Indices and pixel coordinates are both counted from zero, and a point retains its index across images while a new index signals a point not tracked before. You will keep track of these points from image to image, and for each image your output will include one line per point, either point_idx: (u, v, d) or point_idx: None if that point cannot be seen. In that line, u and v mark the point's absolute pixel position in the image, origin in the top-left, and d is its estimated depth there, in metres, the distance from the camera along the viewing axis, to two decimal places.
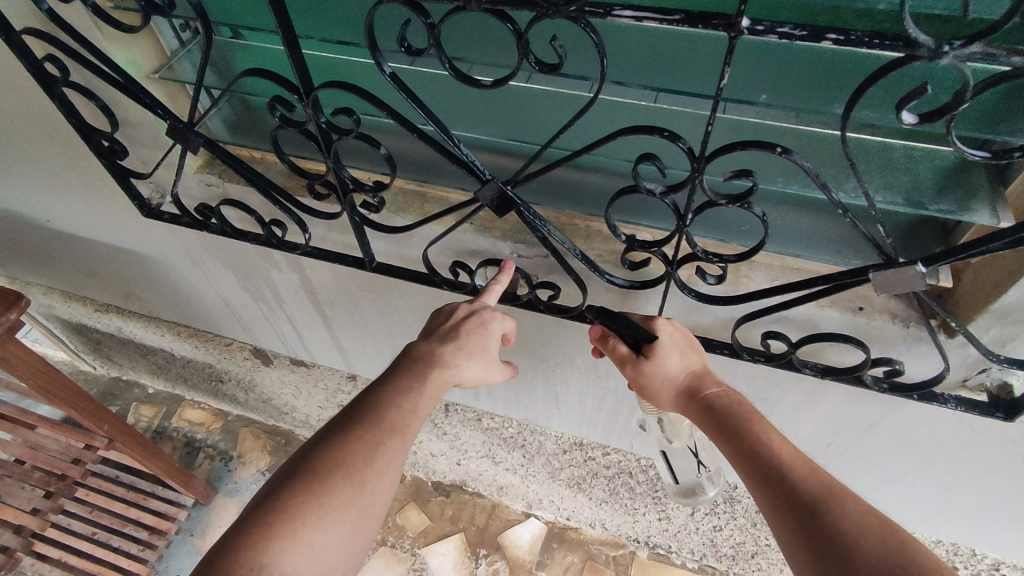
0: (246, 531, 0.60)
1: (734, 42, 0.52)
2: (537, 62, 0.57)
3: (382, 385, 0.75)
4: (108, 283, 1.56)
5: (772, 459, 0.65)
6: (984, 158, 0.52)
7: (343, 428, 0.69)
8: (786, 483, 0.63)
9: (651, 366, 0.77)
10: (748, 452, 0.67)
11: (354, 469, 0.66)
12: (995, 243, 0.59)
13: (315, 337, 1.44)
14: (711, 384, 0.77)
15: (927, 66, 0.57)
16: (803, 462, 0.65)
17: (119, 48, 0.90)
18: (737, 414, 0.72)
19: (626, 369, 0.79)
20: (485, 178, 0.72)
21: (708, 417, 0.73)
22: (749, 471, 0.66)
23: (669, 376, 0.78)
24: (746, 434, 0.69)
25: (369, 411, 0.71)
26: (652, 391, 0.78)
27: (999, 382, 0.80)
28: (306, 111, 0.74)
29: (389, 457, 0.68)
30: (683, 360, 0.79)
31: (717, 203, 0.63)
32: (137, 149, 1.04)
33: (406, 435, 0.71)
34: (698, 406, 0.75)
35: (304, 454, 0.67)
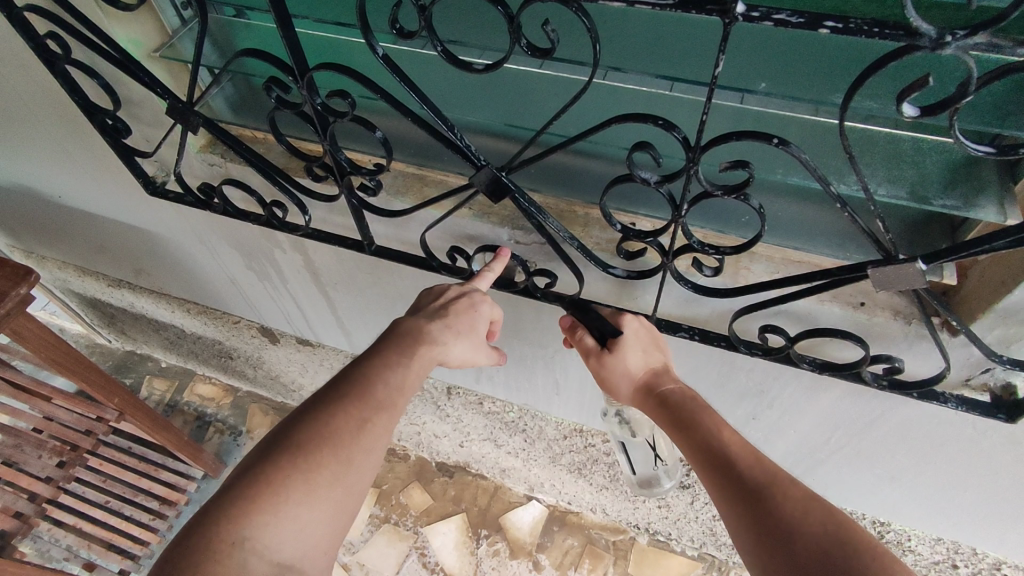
0: (227, 504, 0.61)
1: (728, 28, 0.50)
2: (530, 46, 0.56)
3: (373, 359, 0.75)
4: (119, 259, 1.58)
5: (721, 452, 0.66)
6: (990, 154, 0.50)
7: (328, 402, 0.69)
8: (734, 474, 0.63)
9: (612, 361, 0.79)
10: (699, 444, 0.68)
11: (340, 445, 0.66)
12: (998, 243, 0.57)
13: (320, 318, 1.45)
14: (669, 381, 0.77)
15: (931, 57, 0.55)
16: (753, 454, 0.65)
17: (121, 26, 0.89)
18: (689, 410, 0.73)
19: (590, 361, 0.81)
20: (480, 163, 0.71)
21: (663, 413, 0.75)
22: (699, 462, 0.67)
23: (629, 369, 0.79)
24: (698, 426, 0.70)
25: (357, 387, 0.71)
26: (612, 381, 0.80)
27: (1002, 382, 0.77)
28: (302, 93, 0.73)
29: (377, 434, 0.69)
30: (646, 357, 0.80)
31: (712, 194, 0.62)
32: (141, 128, 1.05)
33: (394, 411, 0.71)
34: (653, 401, 0.76)
35: (287, 428, 0.68)
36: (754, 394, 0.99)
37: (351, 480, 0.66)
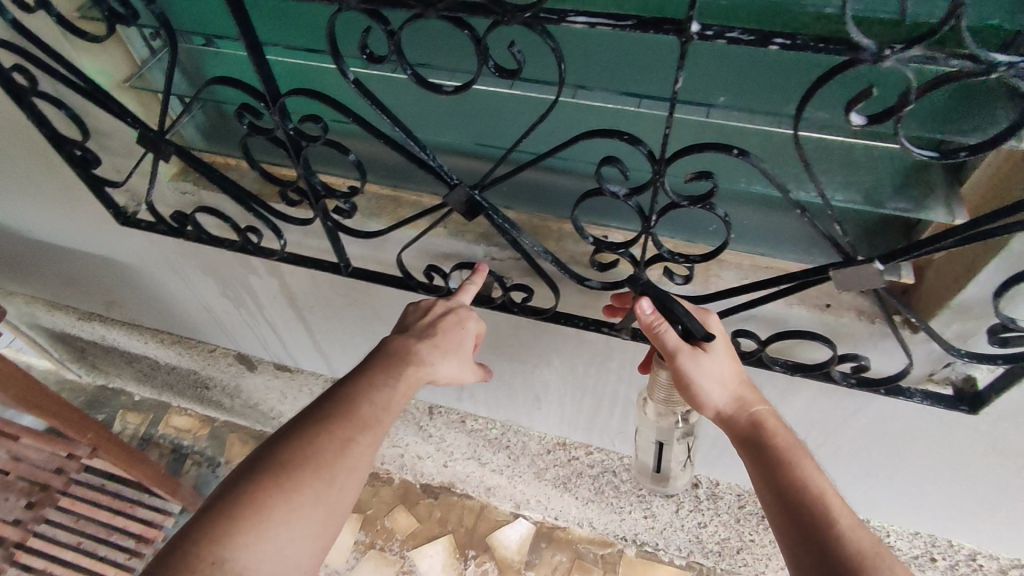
0: (208, 524, 0.61)
1: (685, 46, 0.53)
2: (497, 68, 0.58)
3: (357, 376, 0.75)
4: (90, 291, 1.56)
5: (821, 504, 0.65)
6: (934, 158, 0.53)
7: (313, 420, 0.69)
8: (833, 530, 0.63)
9: (707, 362, 0.71)
10: (798, 487, 0.66)
11: (323, 464, 0.66)
12: (946, 241, 0.61)
13: (298, 343, 1.44)
14: (759, 401, 0.74)
15: (872, 69, 0.58)
16: (850, 512, 0.65)
17: (89, 58, 0.89)
18: (783, 445, 0.70)
19: (679, 358, 0.70)
20: (454, 183, 0.73)
21: (753, 438, 0.71)
22: (794, 507, 0.65)
23: (722, 374, 0.72)
24: (798, 468, 0.68)
25: (342, 404, 0.71)
26: (701, 386, 0.71)
27: (963, 374, 0.80)
28: (274, 119, 0.74)
29: (361, 453, 0.68)
30: (736, 367, 0.74)
31: (679, 204, 0.65)
32: (111, 158, 1.04)
33: (379, 431, 0.71)
34: (745, 423, 0.72)
35: (270, 447, 0.67)
36: None
37: (335, 500, 0.66)
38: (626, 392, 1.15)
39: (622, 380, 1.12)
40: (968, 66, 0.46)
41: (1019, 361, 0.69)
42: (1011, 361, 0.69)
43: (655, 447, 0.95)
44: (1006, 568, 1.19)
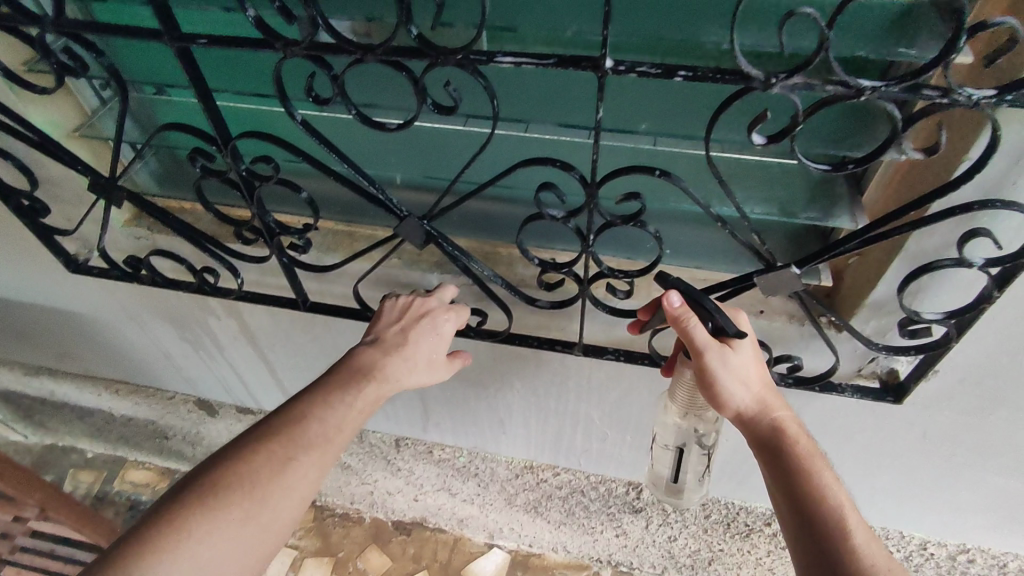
0: (132, 540, 0.62)
1: (602, 80, 0.58)
2: (435, 105, 0.64)
3: (310, 393, 0.75)
4: (40, 343, 1.54)
5: (836, 519, 0.62)
6: (826, 171, 0.60)
7: (256, 438, 0.70)
8: (847, 547, 0.61)
9: (735, 361, 0.68)
10: (816, 496, 0.64)
11: (255, 484, 0.67)
12: (847, 246, 0.68)
13: (260, 384, 1.43)
14: (782, 406, 0.70)
15: (765, 96, 0.65)
16: (865, 528, 0.62)
17: (37, 109, 0.91)
18: (805, 452, 0.67)
19: (706, 356, 0.67)
20: (403, 214, 0.77)
21: (772, 445, 0.68)
22: (809, 516, 0.63)
23: (746, 374, 0.69)
24: (817, 476, 0.65)
25: (289, 423, 0.72)
26: (723, 385, 0.68)
27: (887, 368, 0.88)
28: (226, 161, 0.78)
29: (300, 473, 0.69)
30: (762, 369, 0.71)
31: (613, 224, 0.71)
32: (61, 206, 1.05)
33: (325, 451, 0.71)
34: (767, 427, 0.69)
35: (209, 465, 0.69)
36: None
37: (265, 519, 0.66)
38: (586, 409, 1.18)
39: (581, 398, 1.16)
40: (841, 91, 0.54)
41: (929, 350, 0.76)
42: (922, 351, 0.76)
43: (674, 455, 0.93)
44: (954, 554, 1.25)
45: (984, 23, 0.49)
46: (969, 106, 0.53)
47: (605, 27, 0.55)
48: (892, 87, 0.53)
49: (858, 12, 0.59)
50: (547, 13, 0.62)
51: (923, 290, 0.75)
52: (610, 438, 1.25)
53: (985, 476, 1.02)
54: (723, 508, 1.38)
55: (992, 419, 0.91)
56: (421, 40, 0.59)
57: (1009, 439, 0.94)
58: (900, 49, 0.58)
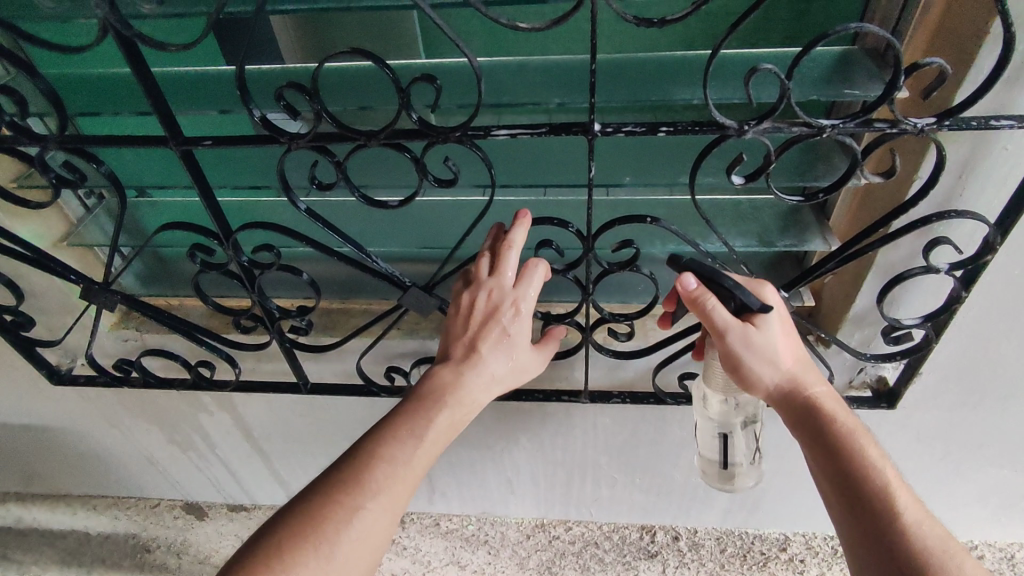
0: None
1: (592, 142, 0.64)
2: (436, 179, 0.70)
3: (376, 434, 0.74)
4: (11, 466, 1.46)
5: (886, 496, 0.65)
6: (800, 201, 0.67)
7: (323, 490, 0.69)
8: (896, 523, 0.64)
9: (759, 339, 0.70)
10: (862, 474, 0.67)
11: (321, 541, 0.65)
12: (829, 265, 0.75)
13: (255, 479, 1.38)
14: (818, 382, 0.73)
15: (742, 142, 0.72)
16: (915, 505, 0.65)
17: (25, 224, 0.91)
18: (845, 429, 0.70)
19: (729, 337, 0.69)
20: (405, 285, 0.82)
21: (809, 421, 0.71)
22: (856, 494, 0.66)
23: (772, 351, 0.70)
24: (862, 454, 0.68)
25: (355, 471, 0.70)
26: (752, 364, 0.71)
27: (875, 376, 0.94)
28: (227, 254, 0.80)
29: (369, 523, 0.67)
30: (789, 341, 0.72)
31: (610, 271, 0.76)
32: (44, 318, 1.03)
33: (394, 494, 0.69)
34: (802, 406, 0.71)
35: (273, 524, 0.67)
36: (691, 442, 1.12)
37: None
38: (593, 456, 1.19)
39: (588, 446, 1.17)
40: (805, 131, 0.62)
41: (913, 353, 0.82)
42: (907, 356, 0.83)
43: (718, 437, 0.87)
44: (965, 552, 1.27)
45: (917, 64, 0.57)
46: (916, 133, 0.60)
47: (591, 96, 0.61)
48: (847, 123, 0.60)
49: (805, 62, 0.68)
50: (532, 85, 0.68)
51: (898, 299, 0.82)
52: (619, 482, 1.25)
53: (979, 468, 1.08)
54: (738, 539, 1.37)
55: (976, 412, 0.97)
56: (421, 122, 0.65)
57: (995, 429, 1.00)
58: (846, 90, 0.66)
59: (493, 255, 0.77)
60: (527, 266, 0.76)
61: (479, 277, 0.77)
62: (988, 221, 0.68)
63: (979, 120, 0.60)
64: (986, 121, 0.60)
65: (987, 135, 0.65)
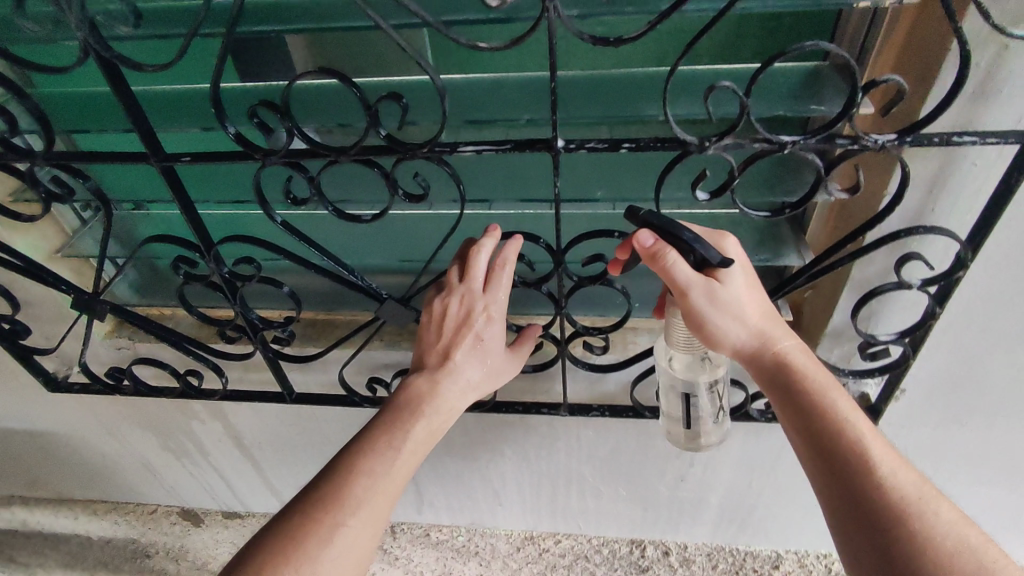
0: None
1: (556, 157, 0.65)
2: (406, 195, 0.71)
3: (355, 449, 0.75)
4: (14, 471, 1.49)
5: (860, 449, 0.65)
6: (767, 216, 0.67)
7: (304, 508, 0.69)
8: (871, 475, 0.63)
9: (723, 296, 0.67)
10: (834, 429, 0.66)
11: (303, 558, 0.66)
12: (800, 280, 0.75)
13: (248, 487, 1.40)
14: (786, 337, 0.71)
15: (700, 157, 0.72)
16: (889, 454, 0.65)
17: (22, 236, 0.94)
18: (815, 385, 0.69)
19: (690, 294, 0.66)
20: (382, 297, 0.83)
21: (779, 380, 0.70)
22: (830, 450, 0.66)
23: (735, 306, 0.68)
24: (833, 410, 0.67)
25: (334, 487, 0.71)
26: (715, 321, 0.69)
27: (859, 393, 0.92)
28: (210, 266, 0.82)
29: (350, 538, 0.68)
30: (753, 296, 0.70)
31: (582, 284, 0.77)
32: (40, 327, 1.06)
33: (375, 510, 0.71)
34: (771, 365, 0.70)
35: (255, 544, 0.68)
36: (676, 455, 1.12)
37: None
38: (579, 468, 1.19)
39: (573, 458, 1.17)
40: (767, 147, 0.62)
41: (891, 369, 0.82)
42: (885, 372, 0.82)
43: (680, 398, 0.83)
44: None
45: (874, 82, 0.56)
46: (877, 150, 0.60)
47: (554, 113, 0.62)
48: (809, 140, 0.60)
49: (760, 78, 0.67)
50: (500, 102, 0.70)
51: (876, 313, 0.81)
52: (607, 495, 1.25)
53: (971, 487, 1.06)
54: (729, 556, 1.35)
55: (963, 430, 0.96)
56: (389, 139, 0.66)
57: (984, 447, 0.98)
58: (812, 107, 0.66)
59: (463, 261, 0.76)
60: (496, 270, 0.75)
61: (450, 284, 0.77)
62: (959, 239, 0.67)
63: (942, 137, 0.59)
64: (948, 137, 0.59)
65: (954, 151, 0.65)
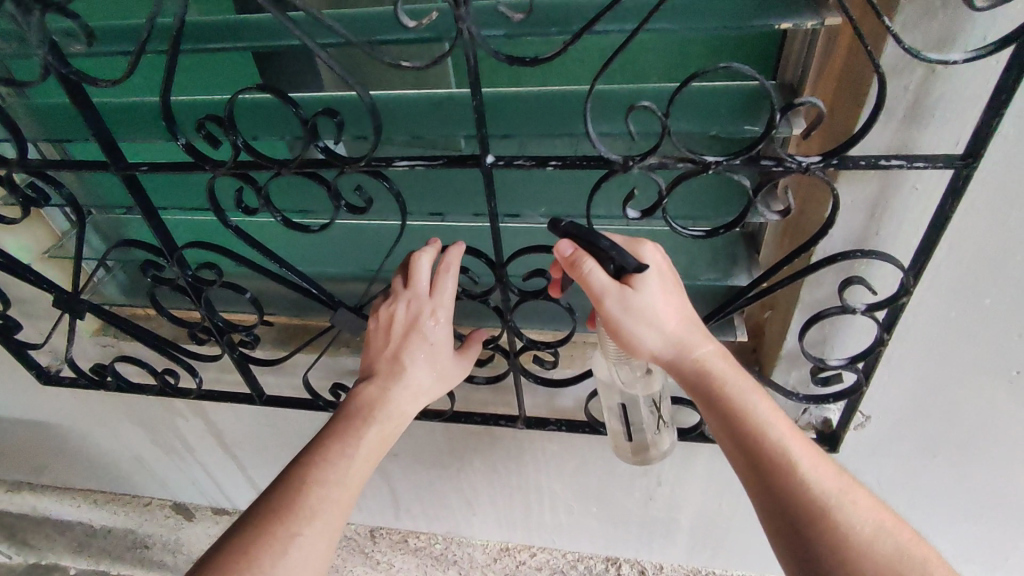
0: None
1: (487, 172, 0.66)
2: (348, 207, 0.73)
3: (311, 456, 0.74)
4: (20, 458, 1.56)
5: (780, 451, 0.65)
6: (701, 236, 0.66)
7: (259, 518, 0.68)
8: (792, 476, 0.63)
9: (638, 301, 0.66)
10: (755, 433, 0.65)
11: (257, 570, 0.64)
12: (742, 300, 0.74)
13: (233, 484, 1.44)
14: (704, 343, 0.69)
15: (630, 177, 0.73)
16: (807, 452, 0.65)
17: (12, 237, 0.99)
18: (733, 390, 0.67)
19: (606, 302, 0.66)
20: (335, 304, 0.85)
21: (699, 387, 0.68)
22: (754, 454, 0.65)
23: (652, 313, 0.67)
24: (753, 413, 0.66)
25: (290, 495, 0.69)
26: (634, 329, 0.67)
27: (820, 418, 0.91)
28: (174, 269, 0.85)
29: (306, 548, 0.67)
30: (671, 301, 0.68)
31: (525, 299, 0.78)
32: (33, 323, 1.12)
33: (331, 519, 0.69)
34: (692, 371, 0.68)
35: (210, 557, 0.66)
36: (643, 473, 1.11)
37: None
38: (548, 482, 1.19)
39: (541, 471, 1.17)
40: (691, 167, 0.62)
41: (845, 396, 0.80)
42: (839, 398, 0.80)
43: (620, 412, 0.85)
44: None
45: (792, 104, 0.55)
46: (801, 172, 0.59)
47: (481, 131, 0.63)
48: (732, 161, 0.60)
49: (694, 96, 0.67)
50: (437, 117, 0.72)
51: (829, 338, 0.79)
52: (577, 510, 1.25)
53: (950, 521, 1.01)
54: None
55: (935, 461, 0.92)
56: (327, 152, 0.68)
57: (960, 481, 0.94)
58: (747, 127, 0.66)
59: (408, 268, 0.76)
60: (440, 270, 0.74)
61: (396, 291, 0.77)
62: (901, 265, 0.65)
63: (867, 159, 0.58)
64: (875, 160, 0.58)
65: (893, 175, 0.63)
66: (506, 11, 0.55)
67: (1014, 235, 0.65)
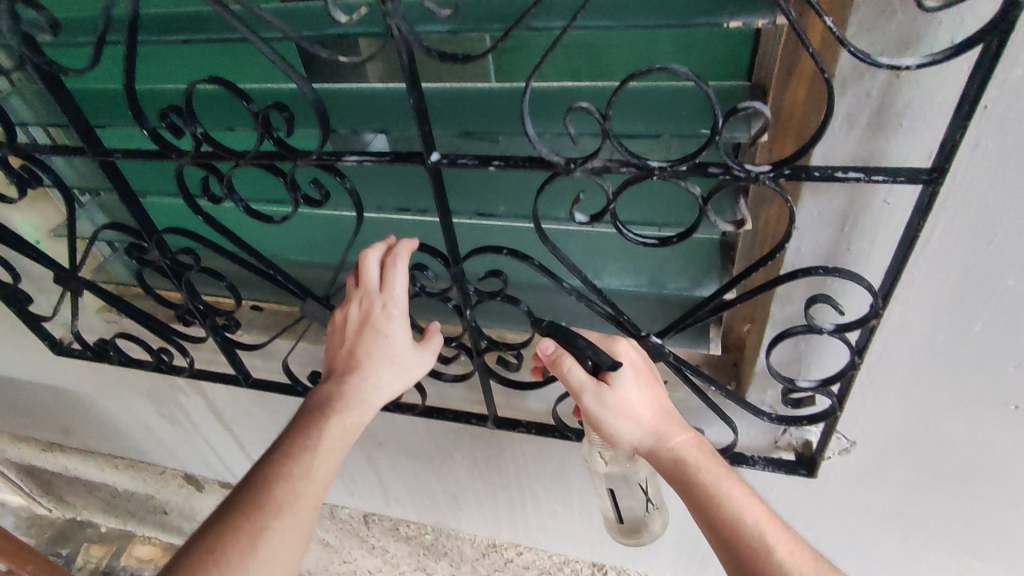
0: None
1: (433, 170, 0.65)
2: (306, 199, 0.72)
3: (281, 448, 0.72)
4: (49, 422, 1.66)
5: (756, 538, 0.64)
6: (654, 245, 0.62)
7: (229, 511, 0.67)
8: (770, 565, 0.63)
9: (614, 398, 0.69)
10: (729, 520, 0.65)
11: (225, 565, 0.62)
12: (703, 311, 0.70)
13: (235, 459, 1.49)
14: (679, 432, 0.71)
15: (576, 180, 0.71)
16: (785, 540, 0.65)
17: (23, 215, 1.05)
18: (706, 477, 0.68)
19: (585, 399, 0.69)
20: (303, 295, 0.85)
21: (674, 475, 0.69)
22: (731, 543, 0.65)
23: (629, 407, 0.69)
24: (727, 500, 0.66)
25: (259, 488, 0.68)
26: (612, 423, 0.70)
27: (801, 440, 0.86)
28: (155, 253, 0.88)
29: (275, 545, 0.65)
30: (648, 395, 0.71)
31: (483, 299, 0.76)
32: (47, 296, 1.18)
33: (300, 514, 0.68)
34: (667, 460, 0.69)
35: (181, 557, 0.63)
36: None
37: None
38: (530, 483, 1.18)
39: (522, 472, 1.16)
40: (635, 172, 0.58)
41: (819, 420, 0.75)
42: (814, 421, 0.75)
43: (609, 496, 0.91)
44: None
45: (734, 108, 0.51)
46: (753, 181, 0.55)
47: (422, 128, 0.62)
48: (677, 167, 0.56)
49: (632, 97, 0.64)
50: (385, 110, 0.70)
51: (806, 356, 0.74)
52: (561, 514, 1.23)
53: (952, 560, 0.94)
54: None
55: (931, 496, 0.85)
56: (279, 144, 0.67)
57: (959, 518, 0.87)
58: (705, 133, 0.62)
59: (358, 267, 0.77)
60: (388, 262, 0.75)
61: (349, 290, 0.78)
62: (869, 286, 0.59)
63: (823, 170, 0.54)
64: (832, 171, 0.53)
65: (861, 188, 0.58)
66: (432, 8, 0.52)
67: (1004, 259, 0.58)
